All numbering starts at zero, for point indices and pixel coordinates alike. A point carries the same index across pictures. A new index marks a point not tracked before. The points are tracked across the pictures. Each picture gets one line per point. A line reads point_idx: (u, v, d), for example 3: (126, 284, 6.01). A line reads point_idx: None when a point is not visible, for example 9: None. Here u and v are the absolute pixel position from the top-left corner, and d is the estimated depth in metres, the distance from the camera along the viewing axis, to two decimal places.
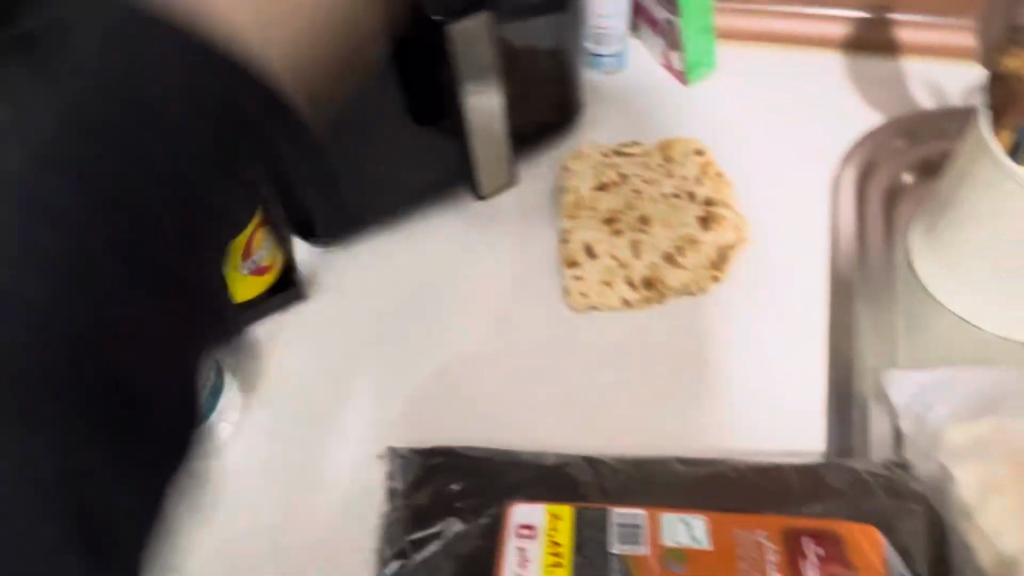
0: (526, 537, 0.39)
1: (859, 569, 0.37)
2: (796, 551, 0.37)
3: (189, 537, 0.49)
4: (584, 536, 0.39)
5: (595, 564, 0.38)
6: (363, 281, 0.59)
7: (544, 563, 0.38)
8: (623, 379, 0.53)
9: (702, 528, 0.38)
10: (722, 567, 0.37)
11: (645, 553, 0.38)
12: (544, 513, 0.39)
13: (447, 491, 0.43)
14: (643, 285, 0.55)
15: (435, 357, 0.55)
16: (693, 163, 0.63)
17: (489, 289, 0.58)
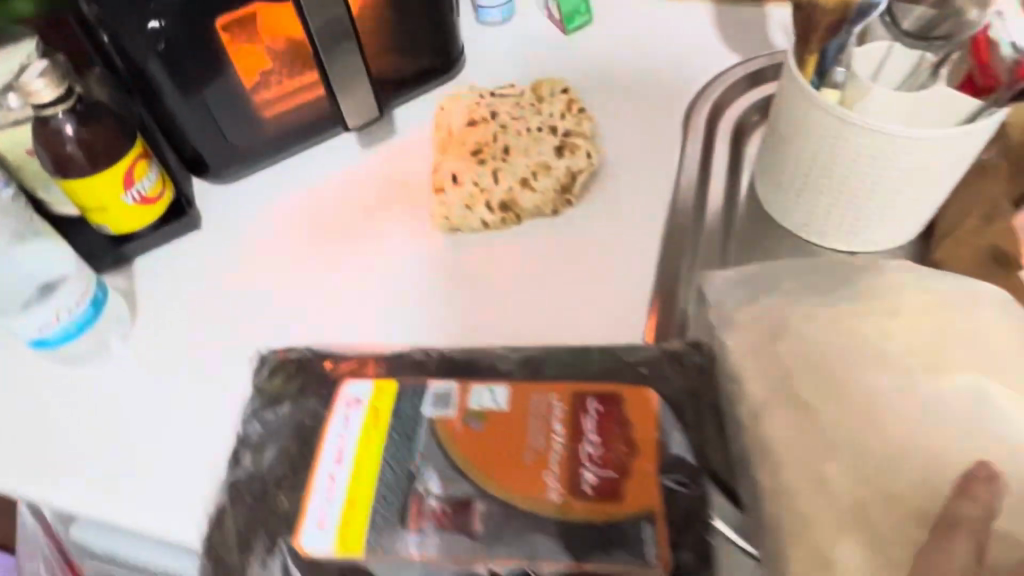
0: (352, 406, 0.44)
1: (633, 423, 0.42)
2: (579, 408, 0.43)
3: (74, 431, 0.54)
4: (402, 404, 0.44)
5: (407, 425, 0.43)
6: (251, 213, 0.65)
7: (364, 425, 0.43)
8: (473, 289, 0.58)
9: (503, 393, 0.44)
10: (514, 421, 0.42)
11: (451, 416, 0.43)
12: (370, 386, 0.45)
13: (295, 378, 0.49)
14: (500, 208, 0.61)
15: (310, 275, 0.61)
16: (560, 100, 0.68)
17: (364, 216, 0.63)
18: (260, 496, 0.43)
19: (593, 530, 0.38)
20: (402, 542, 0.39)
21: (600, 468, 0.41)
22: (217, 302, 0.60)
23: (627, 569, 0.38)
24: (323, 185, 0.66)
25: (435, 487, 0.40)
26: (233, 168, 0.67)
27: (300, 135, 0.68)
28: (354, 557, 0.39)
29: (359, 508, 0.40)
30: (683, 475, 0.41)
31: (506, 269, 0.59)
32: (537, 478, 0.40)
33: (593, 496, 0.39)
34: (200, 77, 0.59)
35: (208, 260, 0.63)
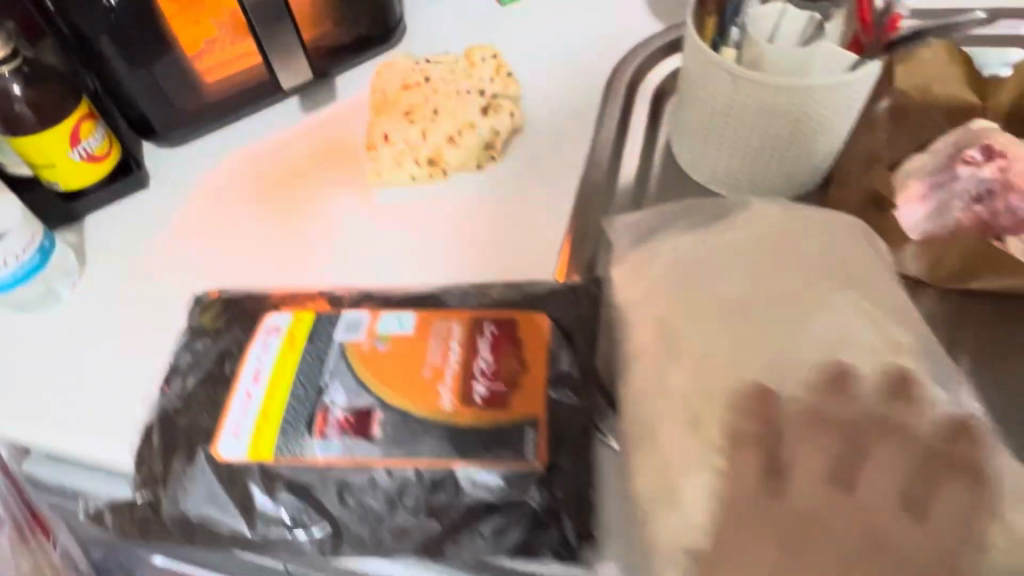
0: (272, 333, 0.48)
1: (524, 343, 0.47)
2: (476, 331, 0.47)
3: (26, 370, 0.58)
4: (319, 329, 0.48)
5: (321, 346, 0.47)
6: (198, 175, 0.70)
7: (282, 348, 0.47)
8: (399, 238, 0.63)
9: (409, 319, 0.48)
10: (416, 342, 0.47)
11: (360, 339, 0.47)
12: (290, 317, 0.49)
13: (225, 315, 0.52)
14: (427, 163, 0.65)
15: (250, 231, 0.65)
16: (490, 66, 0.71)
17: (303, 176, 0.68)
18: (183, 413, 0.47)
19: (478, 433, 0.43)
20: (308, 447, 0.43)
21: (490, 382, 0.45)
22: (163, 254, 0.64)
23: (508, 465, 0.42)
24: (267, 145, 0.71)
25: (340, 399, 0.44)
26: (178, 131, 0.71)
27: (243, 100, 0.71)
28: (264, 461, 0.43)
29: (271, 419, 0.44)
30: (568, 389, 0.45)
31: (432, 220, 0.64)
32: (432, 390, 0.44)
33: (481, 405, 0.44)
34: (145, 46, 0.63)
35: (156, 216, 0.67)
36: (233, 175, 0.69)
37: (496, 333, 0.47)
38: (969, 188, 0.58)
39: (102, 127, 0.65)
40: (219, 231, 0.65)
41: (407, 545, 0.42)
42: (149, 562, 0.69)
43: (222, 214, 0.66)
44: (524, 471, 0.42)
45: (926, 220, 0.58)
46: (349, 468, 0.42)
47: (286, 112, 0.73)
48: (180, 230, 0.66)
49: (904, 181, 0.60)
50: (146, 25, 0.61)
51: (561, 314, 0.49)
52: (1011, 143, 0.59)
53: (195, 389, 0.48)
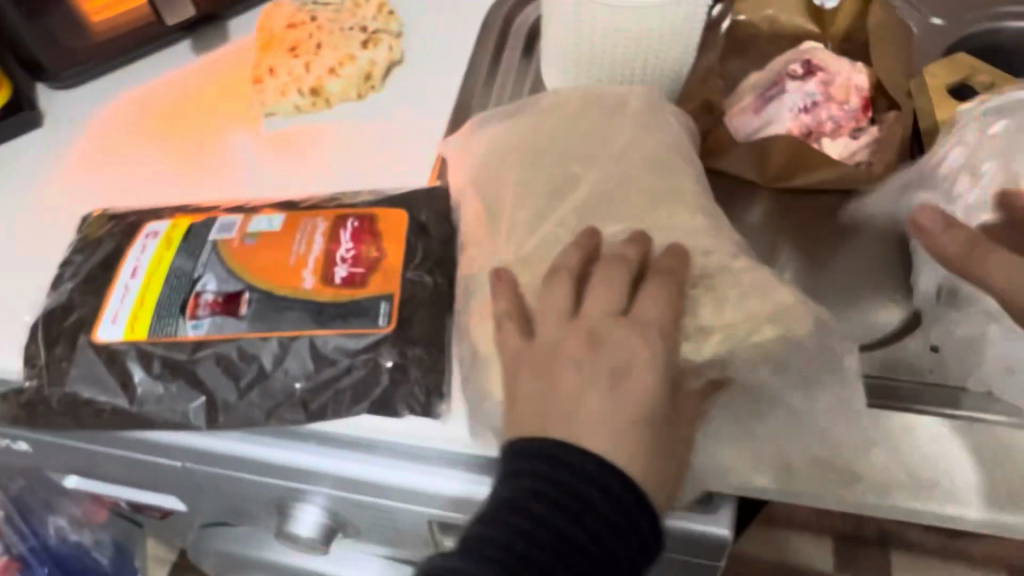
0: (151, 237, 0.52)
1: (382, 233, 0.52)
2: (338, 225, 0.52)
3: None
4: (193, 231, 0.52)
5: (195, 244, 0.51)
6: (90, 112, 0.72)
7: (159, 248, 0.51)
8: (283, 163, 0.67)
9: (278, 219, 0.52)
10: (283, 237, 0.51)
11: (232, 237, 0.51)
12: (167, 223, 0.53)
13: (107, 227, 0.56)
14: (310, 93, 0.69)
15: (143, 161, 0.68)
16: (372, 6, 0.75)
17: (195, 110, 0.71)
18: (65, 307, 0.50)
19: (336, 306, 0.48)
20: (181, 327, 0.47)
21: (350, 265, 0.49)
22: (57, 183, 0.67)
23: (363, 331, 0.47)
24: (160, 84, 0.74)
25: (211, 286, 0.49)
26: (69, 71, 0.73)
27: (135, 42, 0.74)
28: (139, 341, 0.47)
29: (146, 308, 0.48)
30: (422, 270, 0.50)
31: (316, 144, 0.68)
32: (296, 274, 0.49)
33: (340, 284, 0.49)
34: None
35: (46, 152, 0.70)
36: (126, 111, 0.72)
37: (358, 227, 0.52)
38: (796, 101, 0.66)
39: None
40: (113, 163, 0.68)
41: (276, 405, 0.47)
42: (60, 483, 0.72)
43: (115, 147, 0.69)
44: (376, 335, 0.47)
45: (761, 129, 0.66)
46: (221, 341, 0.47)
47: (177, 51, 0.76)
48: (75, 163, 0.69)
49: (742, 96, 0.68)
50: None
51: (419, 211, 0.54)
52: (831, 59, 0.67)
53: (75, 288, 0.51)
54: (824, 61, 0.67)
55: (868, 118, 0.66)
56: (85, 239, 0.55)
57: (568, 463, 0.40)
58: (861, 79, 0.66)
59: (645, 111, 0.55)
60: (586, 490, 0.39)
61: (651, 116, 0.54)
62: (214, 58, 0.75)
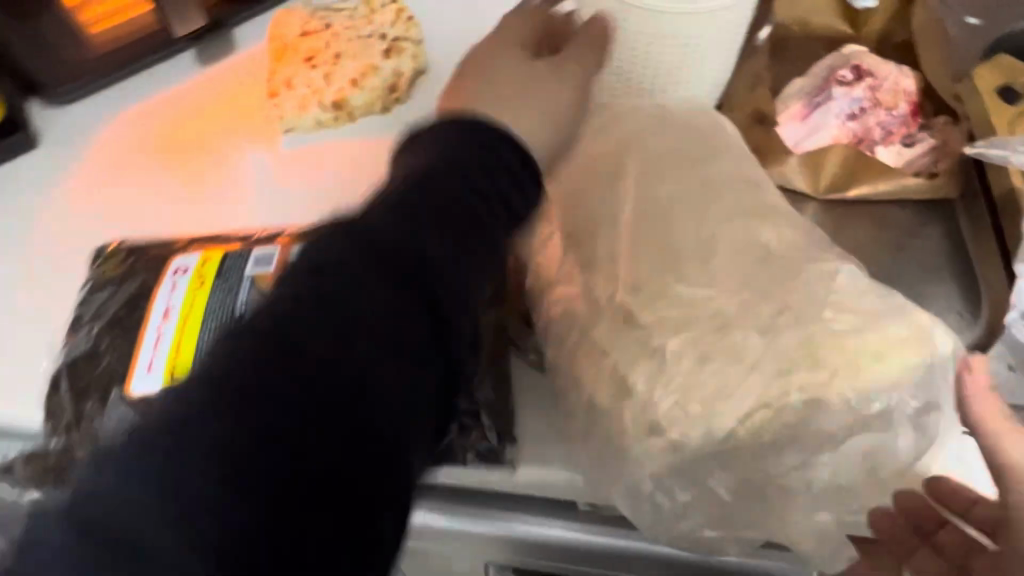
0: (180, 274, 0.48)
1: None
2: None
3: None
4: (226, 267, 0.47)
5: (230, 282, 0.46)
6: (90, 131, 0.67)
7: (191, 286, 0.47)
8: (305, 185, 0.63)
9: None
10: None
11: (270, 271, 0.47)
12: (196, 257, 0.49)
13: (126, 265, 0.51)
14: (332, 107, 0.65)
15: (153, 187, 0.64)
16: (390, 11, 0.70)
17: (205, 128, 0.67)
18: (91, 355, 0.46)
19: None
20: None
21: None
22: (60, 212, 0.62)
23: None
24: (163, 98, 0.69)
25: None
26: (67, 88, 0.67)
27: (141, 52, 0.69)
28: None
29: (184, 354, 0.44)
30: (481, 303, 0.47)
31: (341, 165, 0.64)
32: None
33: None
34: None
35: (45, 177, 0.64)
36: (127, 129, 0.67)
37: None
38: (844, 107, 0.63)
39: None
40: (120, 189, 0.63)
41: None
42: None
43: (121, 171, 0.64)
44: None
45: (809, 137, 0.63)
46: None
47: (181, 64, 0.71)
48: (76, 191, 0.63)
49: (786, 103, 0.65)
50: None
51: None
52: (878, 63, 0.64)
53: (100, 338, 0.47)
54: (873, 66, 0.65)
55: (919, 123, 0.63)
56: (101, 281, 0.51)
57: (423, 184, 0.38)
58: (909, 82, 0.64)
59: (706, 126, 0.51)
60: (434, 231, 0.37)
61: (711, 131, 0.51)
62: (225, 67, 0.70)
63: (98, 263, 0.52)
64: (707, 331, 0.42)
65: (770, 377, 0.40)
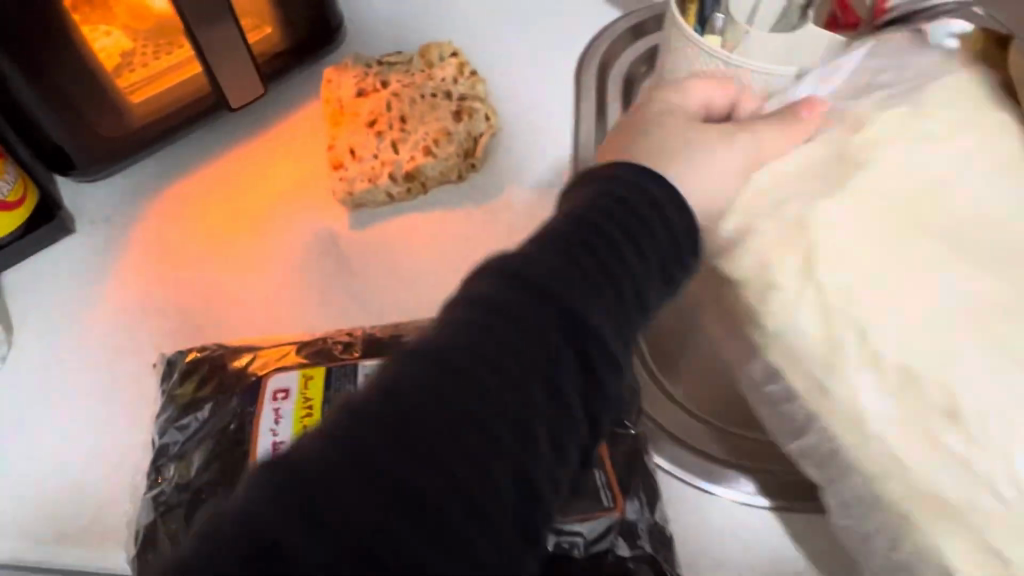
0: (281, 400, 0.44)
1: None
2: None
3: None
4: (332, 389, 0.44)
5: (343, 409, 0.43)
6: (132, 211, 0.61)
7: (297, 416, 0.43)
8: (383, 267, 0.58)
9: None
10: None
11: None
12: (297, 376, 0.45)
13: (212, 390, 0.46)
14: (404, 178, 0.59)
15: (211, 276, 0.58)
16: (451, 64, 0.64)
17: (263, 205, 0.61)
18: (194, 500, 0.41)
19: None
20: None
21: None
22: (110, 319, 0.56)
23: (588, 514, 0.39)
24: (211, 170, 0.63)
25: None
26: (104, 161, 0.60)
27: (186, 121, 0.62)
28: None
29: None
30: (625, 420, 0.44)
31: (420, 244, 0.59)
32: None
33: None
34: (58, 78, 0.53)
35: (87, 269, 0.58)
36: (175, 210, 0.61)
37: None
38: None
39: (14, 164, 0.55)
40: (174, 280, 0.58)
41: None
42: None
43: (173, 258, 0.59)
44: (604, 519, 0.39)
45: None
46: None
47: (227, 131, 0.65)
48: (124, 284, 0.58)
49: None
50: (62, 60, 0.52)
51: None
52: None
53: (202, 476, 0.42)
54: None
55: None
56: (181, 409, 0.45)
57: (528, 295, 0.34)
58: None
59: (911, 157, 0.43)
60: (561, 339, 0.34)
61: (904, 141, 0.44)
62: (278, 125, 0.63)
63: (174, 386, 0.47)
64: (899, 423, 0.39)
65: (986, 479, 0.37)
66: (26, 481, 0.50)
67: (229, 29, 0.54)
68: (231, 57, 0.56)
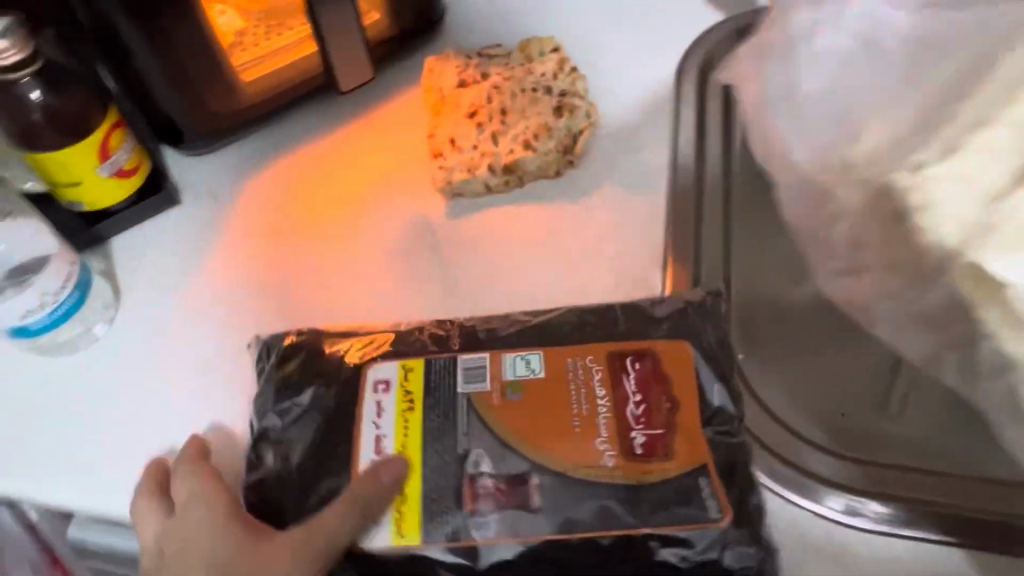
0: (382, 390, 0.45)
1: (669, 379, 0.44)
2: (615, 365, 0.45)
3: (81, 427, 0.52)
4: (433, 382, 0.45)
5: (445, 404, 0.45)
6: (236, 187, 0.62)
7: (399, 410, 0.45)
8: (479, 257, 0.58)
9: (537, 361, 0.46)
10: (552, 387, 0.45)
11: (488, 389, 0.45)
12: (398, 369, 0.46)
13: (307, 384, 0.46)
14: (503, 170, 0.59)
15: (309, 259, 0.59)
16: (551, 60, 0.63)
17: (360, 189, 0.62)
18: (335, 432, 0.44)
19: (654, 489, 0.41)
20: (462, 526, 0.41)
21: (645, 427, 0.43)
22: (211, 292, 0.57)
23: (695, 524, 0.40)
24: (310, 153, 0.64)
25: (487, 465, 0.42)
26: (213, 137, 0.62)
27: (294, 101, 0.63)
28: (413, 546, 0.41)
29: (410, 492, 0.42)
30: (730, 426, 0.43)
31: (518, 233, 0.59)
32: (590, 441, 0.42)
33: (641, 454, 0.42)
34: (181, 52, 0.55)
35: (192, 241, 0.60)
36: (272, 188, 0.62)
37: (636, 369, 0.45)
38: None
39: (132, 135, 0.56)
40: (272, 255, 0.59)
41: None
42: None
43: (273, 238, 0.60)
44: (711, 530, 0.39)
45: None
46: (513, 543, 0.40)
47: (329, 114, 0.66)
48: (224, 260, 0.59)
49: None
50: (186, 33, 0.54)
51: (692, 339, 0.46)
52: None
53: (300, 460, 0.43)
54: None
55: None
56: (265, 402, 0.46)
57: None
58: None
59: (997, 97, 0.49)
60: None
61: None
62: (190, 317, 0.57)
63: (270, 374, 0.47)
64: (997, 334, 0.48)
65: None
66: (123, 441, 0.52)
67: (346, 11, 0.55)
68: (345, 38, 0.57)
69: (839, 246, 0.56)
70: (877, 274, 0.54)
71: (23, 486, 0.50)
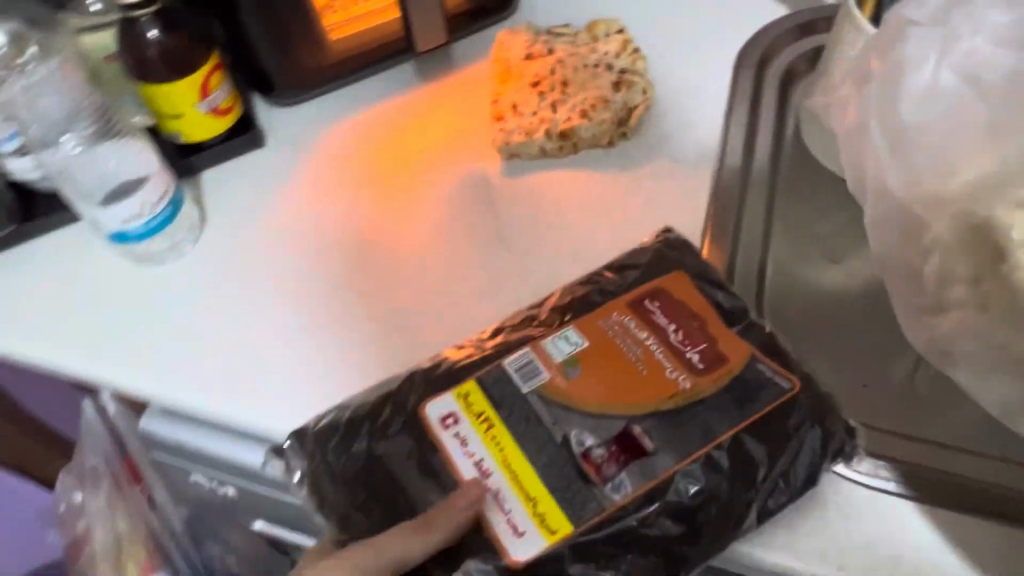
0: (454, 423, 0.47)
1: (689, 306, 0.50)
2: (640, 308, 0.50)
3: (162, 328, 0.59)
4: (494, 394, 0.47)
5: (516, 408, 0.47)
6: (315, 135, 0.68)
7: (480, 431, 0.46)
8: (527, 212, 0.62)
9: (574, 334, 0.49)
10: (603, 350, 0.49)
11: (549, 376, 0.48)
12: (455, 398, 0.48)
13: (375, 422, 0.48)
14: (558, 136, 0.63)
15: (377, 206, 0.64)
16: (615, 41, 0.67)
17: (426, 146, 0.67)
18: (386, 490, 0.46)
19: (735, 387, 0.46)
20: (603, 498, 0.44)
21: (693, 347, 0.48)
22: (284, 226, 0.63)
23: (775, 403, 0.46)
24: (384, 112, 0.69)
25: (590, 440, 0.45)
26: (298, 89, 0.68)
27: (373, 62, 0.68)
28: (569, 535, 0.43)
29: (539, 497, 0.44)
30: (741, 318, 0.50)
31: (570, 195, 0.63)
32: (661, 374, 0.47)
33: (706, 369, 0.47)
34: (279, 9, 0.61)
35: (272, 179, 0.66)
36: (349, 139, 0.68)
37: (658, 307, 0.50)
38: None
39: (228, 78, 0.63)
40: (346, 200, 0.64)
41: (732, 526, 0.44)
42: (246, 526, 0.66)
43: (345, 184, 0.65)
44: (789, 396, 0.46)
45: None
46: (655, 489, 0.44)
47: (405, 76, 0.71)
48: (301, 200, 0.65)
49: None
50: None
51: (701, 278, 0.51)
52: None
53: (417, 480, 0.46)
54: None
55: None
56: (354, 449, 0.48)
57: None
58: None
59: None
60: None
61: None
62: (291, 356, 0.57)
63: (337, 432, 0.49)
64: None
65: None
66: (198, 346, 0.58)
67: None
68: (425, 5, 0.62)
69: (928, 280, 0.51)
70: (968, 312, 0.49)
71: (109, 371, 0.57)
